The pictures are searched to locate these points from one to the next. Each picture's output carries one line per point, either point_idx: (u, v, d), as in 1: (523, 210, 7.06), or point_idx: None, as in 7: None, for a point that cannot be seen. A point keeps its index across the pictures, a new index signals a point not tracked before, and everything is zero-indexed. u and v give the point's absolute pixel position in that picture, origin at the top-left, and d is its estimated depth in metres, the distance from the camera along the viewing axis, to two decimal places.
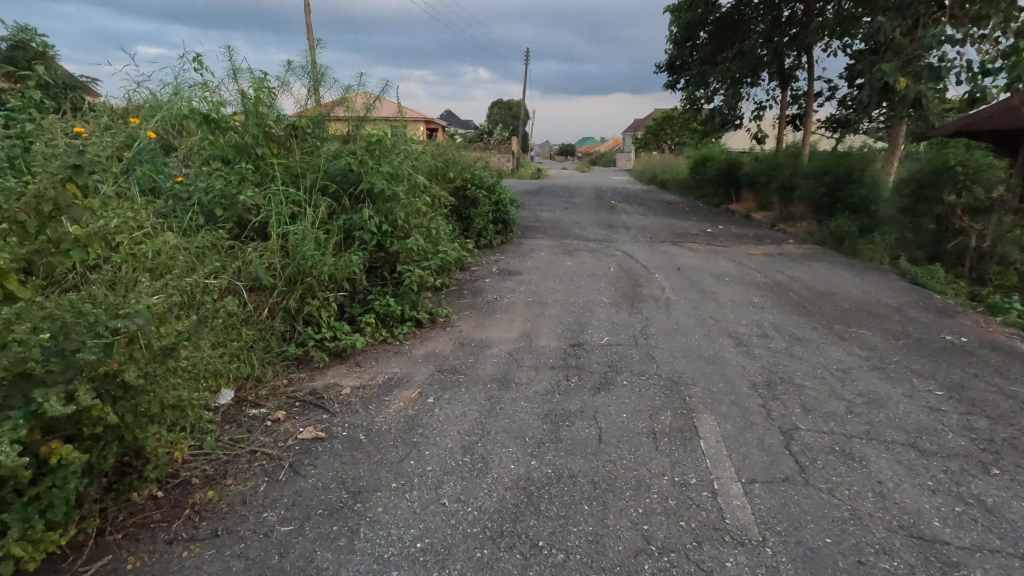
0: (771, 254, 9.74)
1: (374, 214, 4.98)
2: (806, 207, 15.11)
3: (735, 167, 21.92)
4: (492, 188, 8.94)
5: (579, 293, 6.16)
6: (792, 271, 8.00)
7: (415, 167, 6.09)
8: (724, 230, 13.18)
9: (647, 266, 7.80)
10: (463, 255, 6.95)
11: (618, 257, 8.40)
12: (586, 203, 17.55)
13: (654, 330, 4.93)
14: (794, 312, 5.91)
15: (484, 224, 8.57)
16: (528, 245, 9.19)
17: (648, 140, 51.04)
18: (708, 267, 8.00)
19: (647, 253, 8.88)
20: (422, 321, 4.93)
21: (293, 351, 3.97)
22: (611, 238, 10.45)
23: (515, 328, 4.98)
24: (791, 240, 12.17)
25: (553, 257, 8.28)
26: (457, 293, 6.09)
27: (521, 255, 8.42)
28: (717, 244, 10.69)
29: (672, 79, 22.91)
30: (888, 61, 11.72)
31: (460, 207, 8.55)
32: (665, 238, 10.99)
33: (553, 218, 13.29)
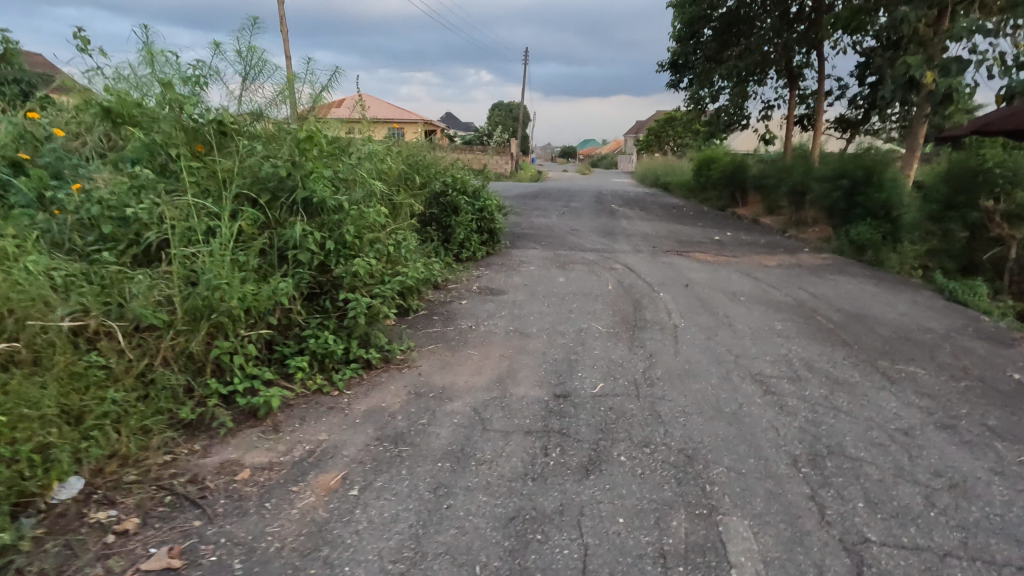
0: (788, 265, 8.77)
1: (313, 229, 4.04)
2: (820, 212, 14.13)
3: (742, 169, 20.95)
4: (476, 194, 7.99)
5: (569, 319, 5.21)
6: (816, 287, 7.02)
7: (376, 171, 5.16)
8: (734, 237, 12.20)
9: (650, 283, 6.85)
10: (437, 274, 6.01)
11: (617, 271, 7.45)
12: (585, 207, 16.63)
13: (659, 372, 3.99)
14: (826, 342, 4.95)
15: (466, 235, 7.62)
16: (517, 256, 8.23)
17: (649, 141, 50.13)
18: (720, 282, 7.03)
19: (650, 266, 7.92)
20: (372, 362, 3.99)
21: (187, 414, 3.04)
22: (610, 247, 9.50)
23: (486, 370, 4.04)
24: (806, 249, 11.20)
25: (544, 272, 7.34)
26: (425, 320, 5.14)
27: (508, 268, 7.48)
28: (727, 254, 9.72)
29: (675, 78, 22.00)
30: (911, 54, 10.77)
31: (437, 216, 7.61)
32: (669, 247, 10.04)
33: (548, 225, 12.34)
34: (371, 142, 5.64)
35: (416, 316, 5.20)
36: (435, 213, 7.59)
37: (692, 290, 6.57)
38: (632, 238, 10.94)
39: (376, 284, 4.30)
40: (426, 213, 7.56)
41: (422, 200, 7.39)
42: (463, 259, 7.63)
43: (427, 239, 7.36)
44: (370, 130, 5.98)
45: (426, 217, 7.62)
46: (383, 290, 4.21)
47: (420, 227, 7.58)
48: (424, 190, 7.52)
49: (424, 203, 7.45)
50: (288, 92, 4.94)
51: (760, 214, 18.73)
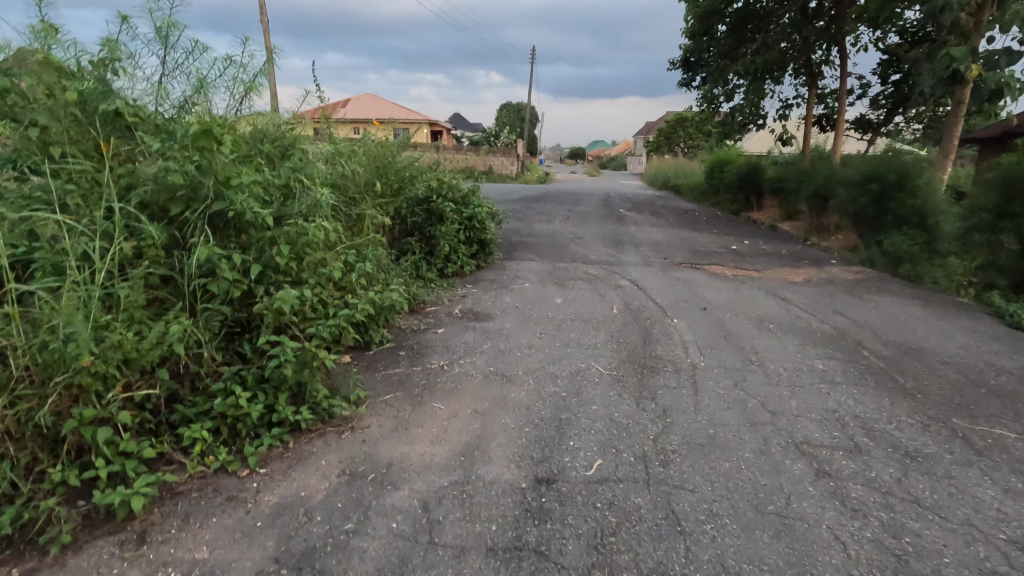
0: (816, 282, 7.80)
1: (231, 253, 3.16)
2: (844, 218, 13.11)
3: (757, 171, 19.91)
4: (463, 201, 7.08)
5: (563, 356, 4.31)
6: (854, 311, 6.06)
7: (329, 177, 4.29)
8: (753, 246, 11.22)
9: (662, 304, 5.93)
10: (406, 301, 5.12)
11: (623, 289, 6.53)
12: (591, 212, 15.71)
13: (675, 441, 3.07)
14: (881, 390, 4.01)
15: (450, 246, 6.70)
16: (512, 270, 7.34)
17: (660, 142, 49.06)
18: (743, 304, 6.09)
19: (662, 282, 6.98)
20: (303, 426, 3.08)
21: (5, 525, 2.16)
22: (617, 259, 8.57)
23: (450, 436, 3.13)
24: (833, 260, 10.21)
25: (540, 290, 6.43)
26: (388, 358, 4.24)
27: (499, 285, 6.59)
28: (746, 267, 8.76)
29: (687, 77, 21.05)
30: (953, 46, 9.72)
31: (415, 228, 6.74)
32: (682, 258, 9.09)
33: (550, 232, 11.43)
34: (328, 146, 4.79)
35: (377, 353, 4.30)
36: (413, 223, 6.72)
37: (711, 314, 5.64)
38: (641, 247, 10.00)
39: (312, 320, 3.40)
40: (400, 224, 6.70)
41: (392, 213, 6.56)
42: (449, 274, 6.73)
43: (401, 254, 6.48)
44: (329, 132, 5.14)
45: (406, 227, 6.74)
46: (320, 330, 3.31)
47: (398, 239, 6.72)
48: (398, 199, 6.69)
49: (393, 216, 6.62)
50: (222, 80, 4.05)
51: (778, 219, 17.71)
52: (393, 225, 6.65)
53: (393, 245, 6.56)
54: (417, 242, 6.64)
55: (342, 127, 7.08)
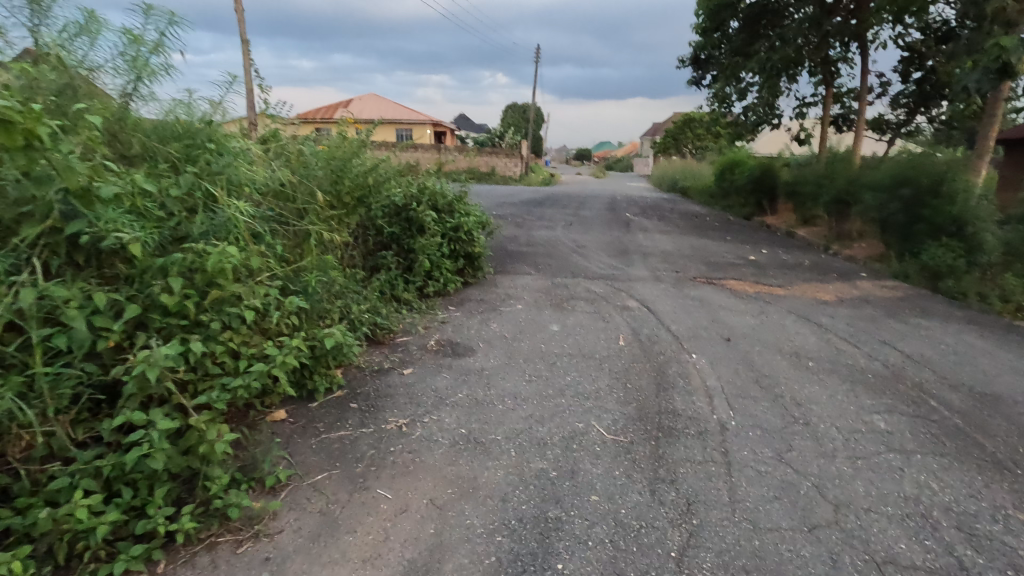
0: (850, 301, 6.87)
1: (93, 294, 2.32)
2: (869, 225, 12.14)
3: (771, 174, 18.94)
4: (446, 210, 6.21)
5: (555, 412, 3.42)
6: (904, 341, 5.14)
7: (267, 189, 3.45)
8: (772, 256, 10.29)
9: (677, 332, 5.03)
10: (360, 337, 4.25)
11: (631, 312, 5.65)
12: (596, 217, 14.84)
13: (706, 566, 2.18)
14: (966, 462, 3.10)
15: (431, 261, 5.86)
16: (504, 288, 6.46)
17: (667, 143, 48.10)
18: (773, 333, 5.17)
19: (676, 303, 6.07)
20: (182, 537, 2.21)
21: None
22: (623, 273, 7.68)
23: (392, 550, 2.25)
24: (862, 273, 9.27)
25: (535, 313, 5.54)
26: (335, 415, 3.35)
27: (487, 306, 5.72)
28: (768, 282, 7.84)
29: (697, 76, 20.12)
30: (998, 37, 8.74)
31: (391, 241, 5.89)
32: (696, 271, 8.18)
33: (551, 240, 10.55)
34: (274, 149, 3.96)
35: (321, 407, 3.42)
36: (388, 235, 5.87)
37: (737, 347, 4.73)
38: (650, 258, 9.09)
39: (213, 382, 2.53)
40: (375, 235, 5.84)
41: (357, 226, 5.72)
42: (429, 294, 5.87)
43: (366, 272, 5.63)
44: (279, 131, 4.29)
45: (381, 239, 5.88)
46: (218, 398, 2.44)
47: (373, 252, 5.85)
48: (372, 207, 5.84)
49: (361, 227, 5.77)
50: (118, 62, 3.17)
51: (793, 225, 16.73)
52: (367, 235, 5.79)
53: (365, 260, 5.71)
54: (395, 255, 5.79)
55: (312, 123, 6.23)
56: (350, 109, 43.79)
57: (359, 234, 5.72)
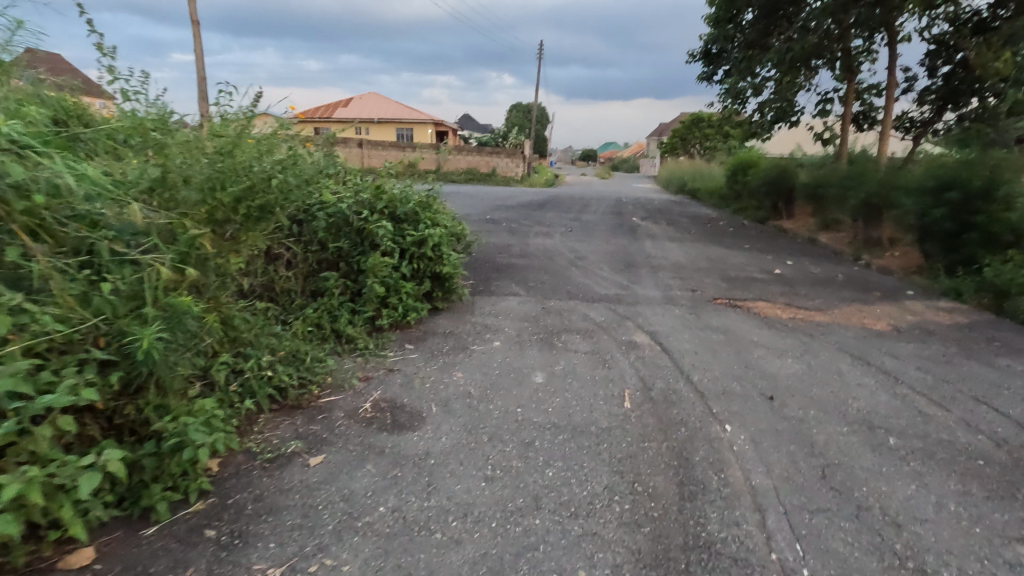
0: (907, 331, 5.60)
1: None
2: (905, 232, 10.83)
3: (788, 175, 17.62)
4: (407, 219, 5.00)
5: (523, 551, 2.18)
6: (1002, 398, 3.87)
7: (82, 199, 2.30)
8: (800, 269, 9.00)
9: (701, 385, 3.79)
10: (260, 402, 3.06)
11: (640, 353, 4.41)
12: (600, 221, 13.57)
13: None
14: None
15: (386, 282, 4.66)
16: (480, 315, 5.25)
17: (674, 143, 46.87)
18: (826, 384, 3.92)
19: (696, 337, 4.83)
20: None
21: None
22: (628, 292, 6.44)
23: None
24: (907, 290, 7.99)
25: (517, 354, 4.31)
26: (169, 559, 2.11)
27: (454, 343, 4.52)
28: (802, 303, 6.58)
29: (707, 71, 18.84)
30: None
31: (336, 257, 4.74)
32: (715, 290, 6.92)
33: (548, 250, 9.31)
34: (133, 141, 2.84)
35: (158, 539, 2.20)
36: (334, 250, 4.72)
37: (783, 410, 3.48)
38: (662, 273, 7.82)
39: None
40: (318, 251, 4.72)
41: (289, 238, 4.62)
42: (380, 327, 4.65)
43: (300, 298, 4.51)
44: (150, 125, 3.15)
45: (325, 256, 4.72)
46: None
47: (314, 273, 4.69)
48: (314, 217, 4.72)
49: (295, 240, 4.66)
50: None
51: (814, 230, 15.41)
52: (305, 250, 4.66)
53: (303, 282, 4.56)
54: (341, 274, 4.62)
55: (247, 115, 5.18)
56: (350, 109, 42.84)
57: (292, 249, 4.60)
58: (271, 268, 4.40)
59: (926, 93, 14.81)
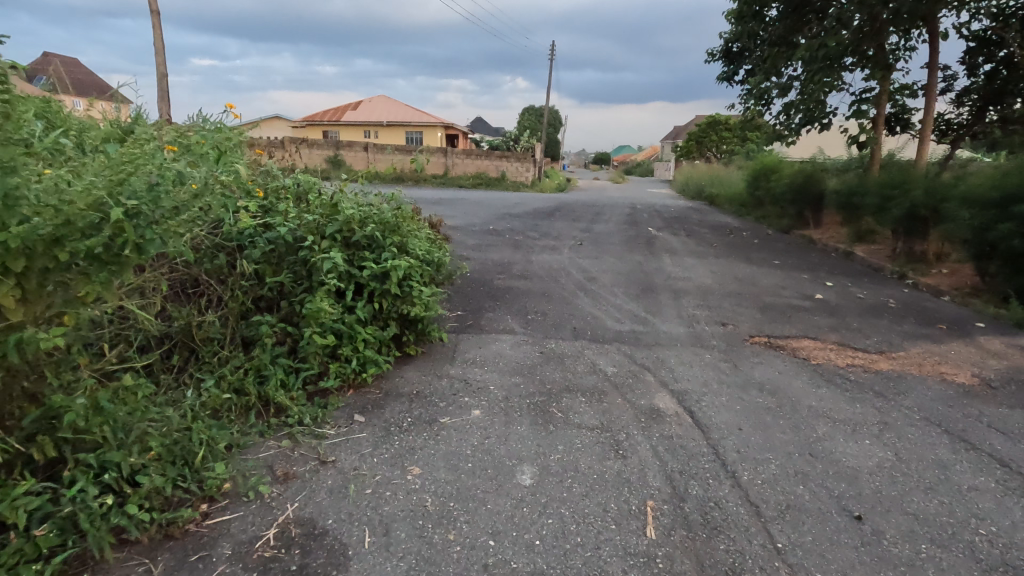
0: (1001, 386, 4.46)
1: None
2: (959, 249, 9.62)
3: (816, 182, 16.37)
4: (368, 246, 3.98)
5: None
6: None
7: None
8: (843, 293, 7.84)
9: (754, 493, 2.69)
10: (99, 541, 2.07)
11: (663, 430, 3.33)
12: (614, 233, 12.50)
13: None
14: None
15: (334, 329, 3.65)
16: (459, 366, 4.20)
17: (690, 147, 45.65)
18: (930, 489, 2.81)
19: (736, 402, 3.73)
20: None
21: None
22: (645, 329, 5.35)
23: None
24: (976, 321, 6.80)
25: (501, 432, 3.24)
26: None
27: (419, 412, 3.46)
28: (856, 342, 5.45)
29: (728, 71, 17.66)
30: None
31: (276, 295, 3.83)
32: (749, 324, 5.81)
33: (553, 268, 8.25)
34: None
35: None
36: (274, 286, 3.81)
37: (883, 544, 2.39)
38: (685, 300, 6.71)
39: None
40: (253, 287, 3.82)
41: (218, 271, 3.75)
42: (321, 387, 3.60)
43: (226, 348, 3.62)
44: None
45: (262, 292, 3.82)
46: None
47: (248, 314, 3.80)
48: (251, 244, 3.86)
49: (226, 273, 3.79)
50: None
51: (846, 241, 14.18)
52: (236, 285, 3.77)
53: (234, 327, 3.70)
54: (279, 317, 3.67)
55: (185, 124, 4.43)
56: (359, 112, 42.27)
57: (220, 286, 3.75)
58: (190, 309, 3.59)
59: (965, 93, 12.96)
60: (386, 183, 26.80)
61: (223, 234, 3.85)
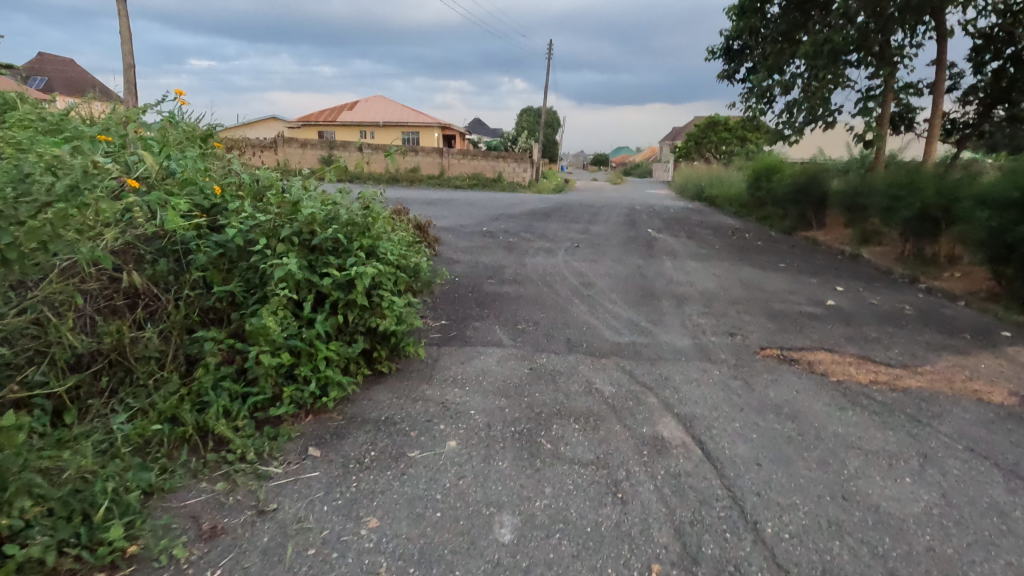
0: None
1: None
2: (974, 252, 9.17)
3: (820, 181, 15.92)
4: (331, 250, 3.51)
5: None
6: None
7: None
8: (856, 299, 7.38)
9: (782, 553, 2.23)
10: None
11: (669, 466, 2.85)
12: (612, 234, 12.02)
13: None
14: None
15: (290, 346, 3.17)
16: (436, 386, 3.71)
17: (689, 147, 45.24)
18: (994, 545, 2.34)
19: (753, 430, 3.26)
20: None
21: None
22: (646, 341, 4.88)
23: None
24: (1001, 329, 6.35)
25: (479, 469, 2.76)
26: None
27: (385, 444, 2.98)
28: (877, 355, 4.99)
29: (729, 68, 17.23)
30: None
31: (227, 306, 3.36)
32: (759, 335, 5.34)
33: (547, 272, 7.78)
34: None
35: None
36: (224, 295, 3.34)
37: None
38: (689, 307, 6.25)
39: None
40: (200, 297, 3.37)
41: (160, 279, 3.28)
42: (273, 412, 3.13)
43: (166, 368, 3.15)
44: None
45: (209, 302, 3.36)
46: None
47: (195, 327, 3.34)
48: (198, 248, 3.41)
49: (170, 281, 3.33)
50: None
51: (851, 243, 13.74)
52: (180, 295, 3.30)
53: (175, 342, 3.24)
54: (228, 332, 3.20)
55: (135, 116, 3.99)
56: (354, 112, 41.81)
57: (162, 296, 3.28)
58: (124, 322, 3.13)
59: (971, 91, 12.48)
60: (381, 183, 26.31)
61: (168, 236, 3.40)
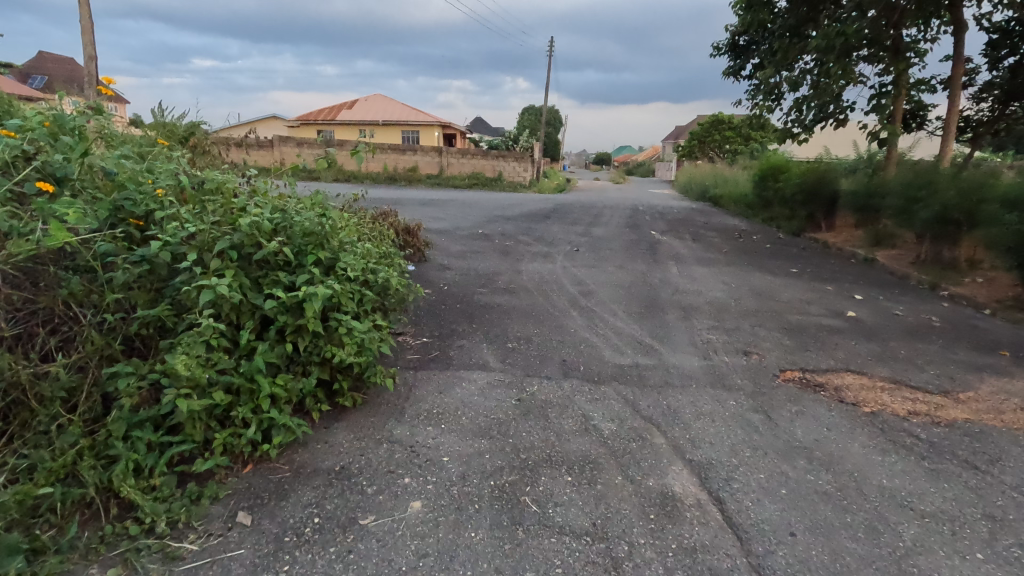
0: None
1: None
2: (1000, 257, 8.61)
3: (830, 181, 15.33)
4: (279, 267, 2.98)
5: None
6: None
7: None
8: (877, 309, 6.82)
9: None
10: None
11: (682, 537, 2.30)
12: (613, 237, 11.47)
13: None
14: None
15: (225, 383, 2.65)
16: (405, 423, 3.17)
17: (691, 146, 44.66)
18: None
19: (782, 484, 2.71)
20: None
21: None
22: (650, 363, 4.33)
23: None
24: None
25: (446, 545, 2.22)
26: None
27: (334, 505, 2.45)
28: (911, 377, 4.44)
29: (735, 65, 16.64)
30: None
31: (155, 332, 2.83)
32: (777, 353, 4.79)
33: (543, 279, 7.23)
34: None
35: None
36: (150, 321, 2.81)
37: None
38: (697, 320, 5.69)
39: None
40: (123, 322, 2.83)
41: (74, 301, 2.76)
42: (201, 463, 2.60)
43: (77, 409, 2.61)
44: None
45: (133, 328, 2.83)
46: None
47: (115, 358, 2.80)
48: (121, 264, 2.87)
49: (87, 303, 2.80)
50: None
51: (864, 245, 13.15)
52: (99, 320, 2.78)
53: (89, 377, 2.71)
54: (151, 366, 2.68)
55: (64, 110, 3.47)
56: (354, 110, 41.33)
57: (78, 321, 2.76)
58: (25, 353, 2.60)
59: (987, 87, 11.74)
60: (378, 183, 25.78)
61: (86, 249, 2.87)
